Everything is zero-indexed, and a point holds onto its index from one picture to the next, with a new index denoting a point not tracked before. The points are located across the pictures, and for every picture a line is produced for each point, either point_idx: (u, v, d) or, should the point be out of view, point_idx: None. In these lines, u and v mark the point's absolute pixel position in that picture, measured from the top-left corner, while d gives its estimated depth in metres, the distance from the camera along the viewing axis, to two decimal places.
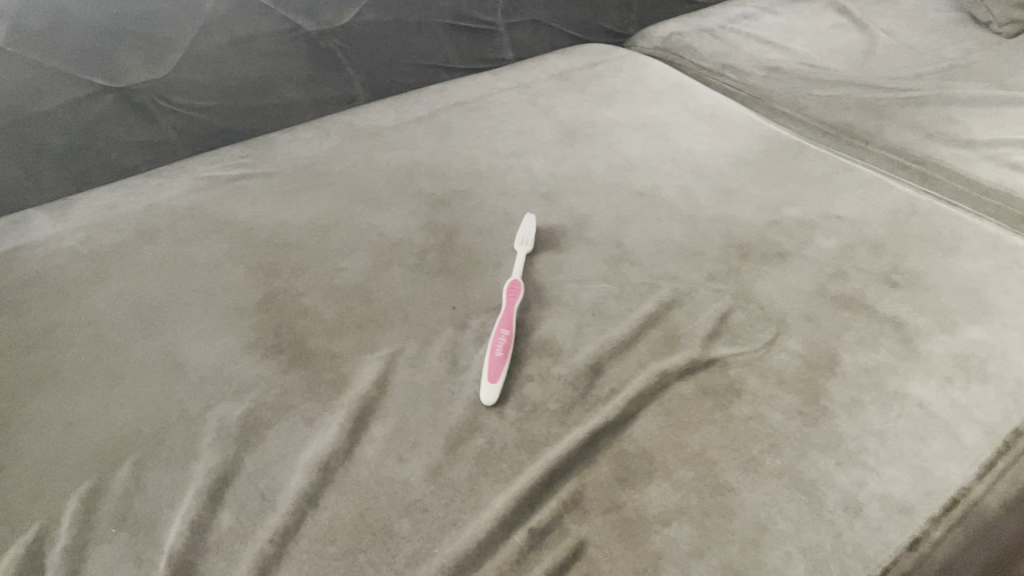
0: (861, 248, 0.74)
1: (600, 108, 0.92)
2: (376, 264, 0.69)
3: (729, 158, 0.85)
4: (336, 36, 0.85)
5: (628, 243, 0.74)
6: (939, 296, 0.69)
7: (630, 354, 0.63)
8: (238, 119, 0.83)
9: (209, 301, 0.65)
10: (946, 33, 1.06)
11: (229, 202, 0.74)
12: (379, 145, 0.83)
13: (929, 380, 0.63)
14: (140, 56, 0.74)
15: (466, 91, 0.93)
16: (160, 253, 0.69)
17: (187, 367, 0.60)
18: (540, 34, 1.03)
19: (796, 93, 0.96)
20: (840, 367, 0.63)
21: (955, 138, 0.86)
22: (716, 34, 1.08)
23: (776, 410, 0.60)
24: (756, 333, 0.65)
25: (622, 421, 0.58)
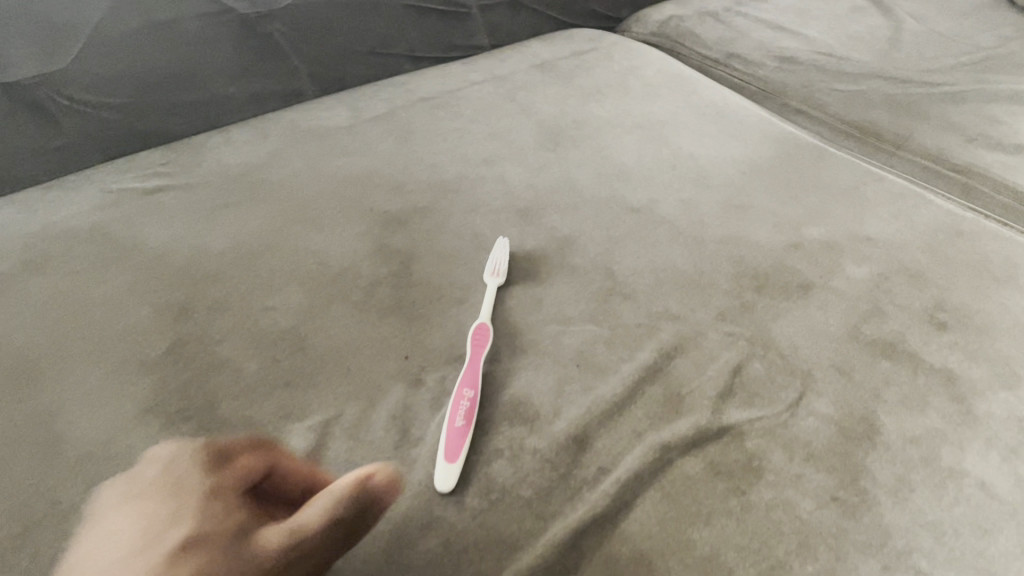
0: (899, 279, 0.62)
1: (588, 105, 0.79)
2: (313, 301, 0.57)
3: (739, 165, 0.73)
4: (275, 20, 0.71)
5: (620, 272, 0.62)
6: (996, 340, 0.57)
7: (623, 420, 0.51)
8: (160, 121, 0.69)
9: (103, 350, 0.52)
10: (979, 18, 0.94)
11: (140, 223, 0.61)
12: (327, 150, 0.70)
13: (989, 453, 0.51)
14: (33, 45, 0.61)
15: (433, 83, 0.80)
16: (48, 287, 0.56)
17: (66, 442, 0.47)
18: (519, 17, 0.90)
19: (813, 87, 0.83)
20: (881, 436, 0.51)
21: (999, 142, 0.74)
22: (720, 18, 0.95)
23: (805, 495, 0.48)
24: (777, 391, 0.53)
25: (614, 513, 0.46)
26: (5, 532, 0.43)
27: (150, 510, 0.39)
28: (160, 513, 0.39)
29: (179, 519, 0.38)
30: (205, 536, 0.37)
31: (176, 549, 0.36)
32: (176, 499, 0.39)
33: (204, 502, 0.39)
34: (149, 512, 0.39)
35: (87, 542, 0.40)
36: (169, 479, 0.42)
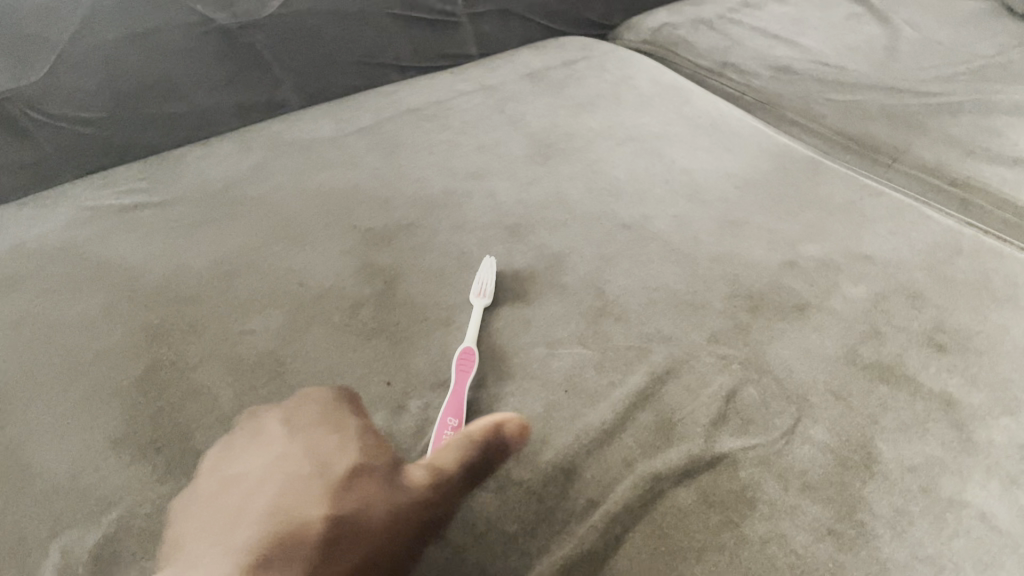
0: (897, 299, 0.60)
1: (579, 116, 0.78)
2: (293, 323, 0.55)
3: (733, 179, 0.71)
4: (258, 30, 0.69)
5: (611, 291, 0.60)
6: (997, 364, 0.56)
7: (613, 448, 0.49)
8: (137, 132, 0.68)
9: (73, 377, 0.50)
10: (978, 26, 0.93)
11: (116, 241, 0.60)
12: (310, 165, 0.68)
13: (990, 482, 0.49)
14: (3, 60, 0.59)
15: (421, 94, 0.79)
16: (18, 308, 0.54)
17: (33, 472, 0.46)
18: (510, 26, 0.89)
19: (809, 97, 0.82)
20: (879, 465, 0.50)
21: (999, 156, 0.73)
22: (715, 25, 0.93)
23: (800, 529, 0.46)
24: (772, 417, 0.52)
25: (603, 547, 0.45)
26: None
27: (336, 450, 0.44)
28: (345, 456, 0.44)
29: (349, 465, 0.43)
30: (377, 481, 0.43)
31: (350, 498, 0.41)
32: (350, 441, 0.45)
33: (365, 452, 0.44)
34: (341, 447, 0.44)
35: (235, 471, 0.44)
36: (312, 420, 0.46)
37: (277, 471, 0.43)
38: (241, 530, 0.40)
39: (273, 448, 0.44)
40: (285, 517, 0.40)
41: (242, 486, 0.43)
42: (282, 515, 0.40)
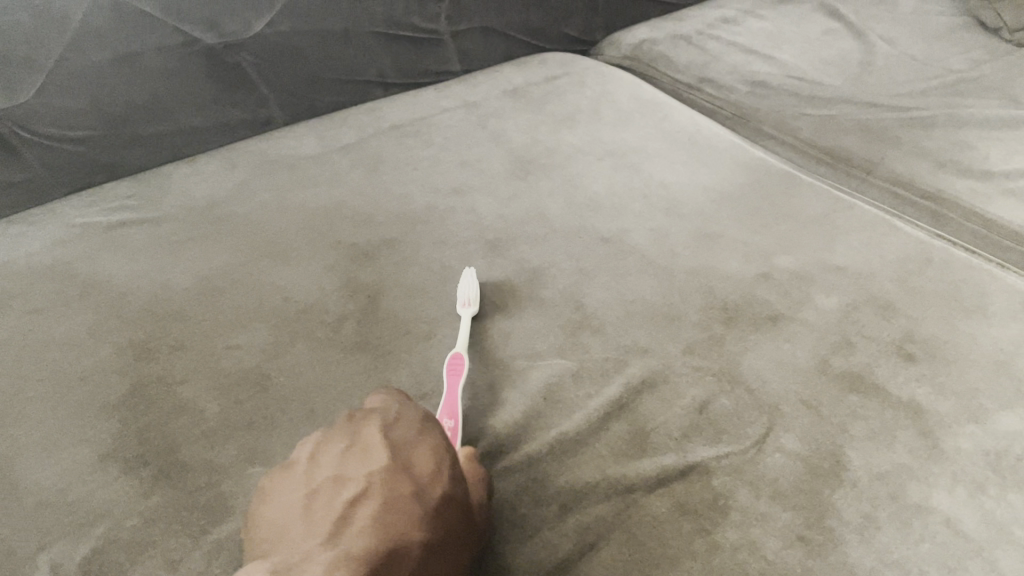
0: (867, 310, 0.62)
1: (559, 132, 0.79)
2: (278, 337, 0.56)
3: (710, 193, 0.73)
4: (243, 49, 0.71)
5: (589, 304, 0.62)
6: (964, 372, 0.57)
7: (589, 458, 0.51)
8: (124, 150, 0.69)
9: (61, 394, 0.52)
10: (951, 40, 0.94)
11: (103, 258, 0.61)
12: (295, 182, 0.70)
13: (956, 489, 0.51)
14: None
15: (404, 110, 0.80)
16: (6, 326, 0.55)
17: (22, 487, 0.47)
18: (492, 42, 0.90)
19: (785, 111, 0.83)
20: (848, 473, 0.51)
21: (969, 169, 0.75)
22: (693, 40, 0.95)
23: (772, 535, 0.47)
24: (744, 427, 0.53)
25: (578, 556, 0.46)
26: None
27: (433, 468, 0.40)
28: (442, 478, 0.40)
29: (445, 489, 0.40)
30: (459, 515, 0.40)
31: (445, 527, 0.38)
32: (444, 461, 0.41)
33: (454, 477, 0.41)
34: (437, 465, 0.41)
35: (327, 468, 0.40)
36: (408, 429, 0.42)
37: (380, 475, 0.39)
38: (348, 536, 0.36)
39: (371, 451, 0.40)
40: (388, 533, 0.36)
41: (344, 487, 0.38)
42: (389, 533, 0.36)
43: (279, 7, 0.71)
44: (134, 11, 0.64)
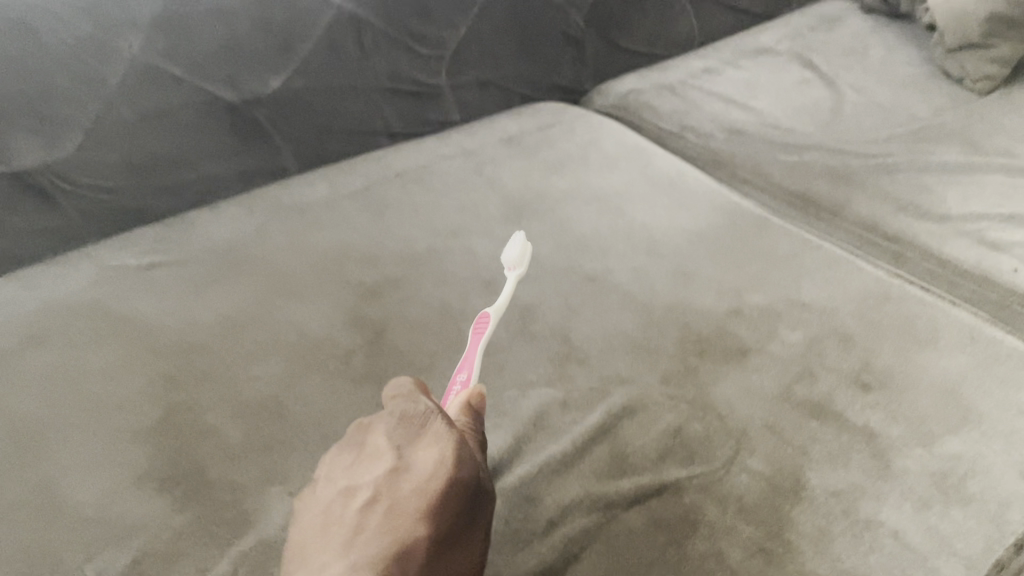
0: (829, 343, 0.68)
1: (550, 177, 0.86)
2: (293, 369, 0.62)
3: (688, 235, 0.79)
4: (259, 105, 0.78)
5: (575, 338, 0.68)
6: (915, 400, 0.63)
7: (573, 477, 0.57)
8: (151, 198, 0.76)
9: (99, 422, 0.57)
10: (917, 88, 1.01)
11: (134, 298, 0.67)
12: (308, 225, 0.76)
13: (904, 505, 0.56)
14: (36, 140, 0.67)
15: (407, 158, 0.87)
16: (48, 361, 0.61)
17: (67, 505, 0.52)
18: (489, 94, 0.97)
19: (760, 157, 0.90)
20: (806, 490, 0.57)
21: (928, 211, 0.81)
22: (676, 90, 1.03)
23: (736, 546, 0.53)
24: (714, 449, 0.59)
25: (562, 564, 0.52)
26: None
27: (435, 460, 0.47)
28: (445, 466, 0.46)
29: (447, 476, 0.46)
30: (466, 494, 0.46)
31: (447, 512, 0.45)
32: (447, 446, 0.47)
33: (458, 458, 0.47)
34: (439, 455, 0.47)
35: (344, 480, 0.48)
36: (412, 430, 0.49)
37: (383, 483, 0.46)
38: (361, 540, 0.43)
39: (380, 461, 0.48)
40: (394, 533, 0.44)
41: (355, 496, 0.46)
42: (392, 535, 0.44)
43: (294, 65, 0.78)
44: (163, 74, 0.71)
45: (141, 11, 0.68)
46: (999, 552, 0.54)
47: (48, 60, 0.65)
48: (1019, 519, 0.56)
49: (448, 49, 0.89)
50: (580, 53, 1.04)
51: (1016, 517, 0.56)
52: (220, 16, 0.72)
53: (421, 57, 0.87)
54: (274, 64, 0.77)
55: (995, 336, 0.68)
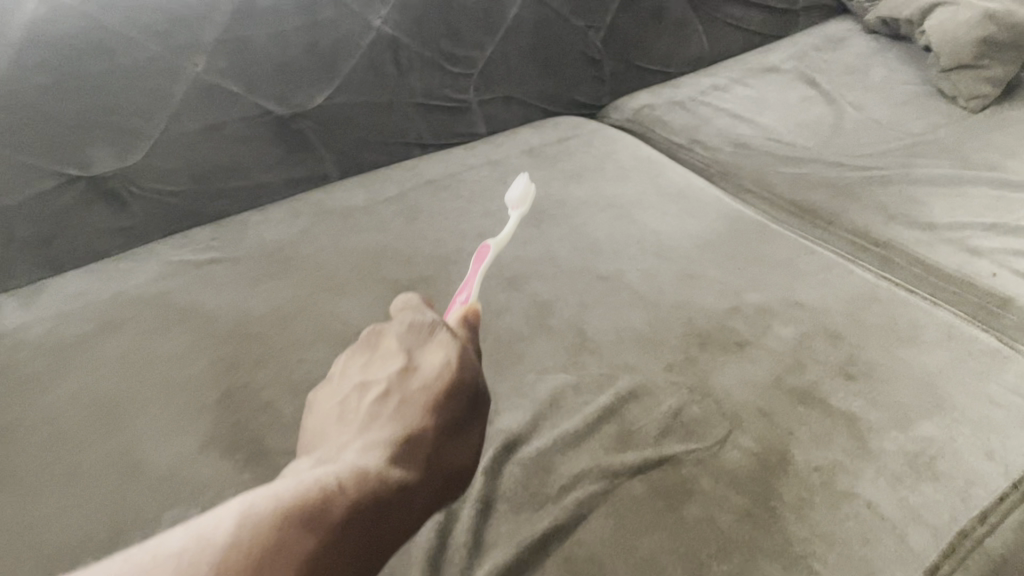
0: (819, 338, 0.74)
1: (568, 186, 0.94)
2: (337, 353, 0.70)
3: (693, 240, 0.87)
4: (305, 117, 0.86)
5: (589, 331, 0.75)
6: (894, 389, 0.69)
7: (584, 450, 0.64)
8: (209, 202, 0.84)
9: (170, 397, 0.66)
10: (914, 106, 1.08)
11: (196, 289, 0.76)
12: (348, 228, 0.84)
13: (879, 479, 0.63)
14: (111, 148, 0.76)
15: (438, 167, 0.95)
16: (123, 344, 0.70)
17: (143, 465, 0.60)
18: (513, 109, 1.05)
19: (762, 170, 0.98)
20: (792, 465, 0.63)
21: (916, 221, 0.88)
22: (687, 106, 1.11)
23: (726, 511, 0.60)
24: (710, 429, 0.66)
25: (574, 523, 0.59)
26: (100, 531, 0.56)
27: (441, 362, 0.56)
28: (449, 366, 0.56)
29: (452, 375, 0.55)
30: (466, 391, 0.55)
31: (451, 405, 0.54)
32: (452, 350, 0.56)
33: (461, 362, 0.56)
34: (445, 357, 0.56)
35: (361, 374, 0.58)
36: (421, 335, 0.58)
37: (396, 377, 0.56)
38: (379, 421, 0.53)
39: (392, 359, 0.57)
40: (406, 418, 0.53)
41: (373, 385, 0.56)
42: (404, 424, 0.52)
43: (337, 83, 0.87)
44: (224, 91, 0.80)
45: (206, 34, 0.77)
46: (963, 523, 0.60)
47: (124, 77, 0.74)
48: (982, 494, 0.62)
49: (476, 68, 0.98)
50: (598, 72, 1.12)
51: (980, 493, 0.62)
52: (274, 41, 0.81)
53: (452, 75, 0.96)
54: (319, 79, 0.86)
55: (970, 334, 0.75)
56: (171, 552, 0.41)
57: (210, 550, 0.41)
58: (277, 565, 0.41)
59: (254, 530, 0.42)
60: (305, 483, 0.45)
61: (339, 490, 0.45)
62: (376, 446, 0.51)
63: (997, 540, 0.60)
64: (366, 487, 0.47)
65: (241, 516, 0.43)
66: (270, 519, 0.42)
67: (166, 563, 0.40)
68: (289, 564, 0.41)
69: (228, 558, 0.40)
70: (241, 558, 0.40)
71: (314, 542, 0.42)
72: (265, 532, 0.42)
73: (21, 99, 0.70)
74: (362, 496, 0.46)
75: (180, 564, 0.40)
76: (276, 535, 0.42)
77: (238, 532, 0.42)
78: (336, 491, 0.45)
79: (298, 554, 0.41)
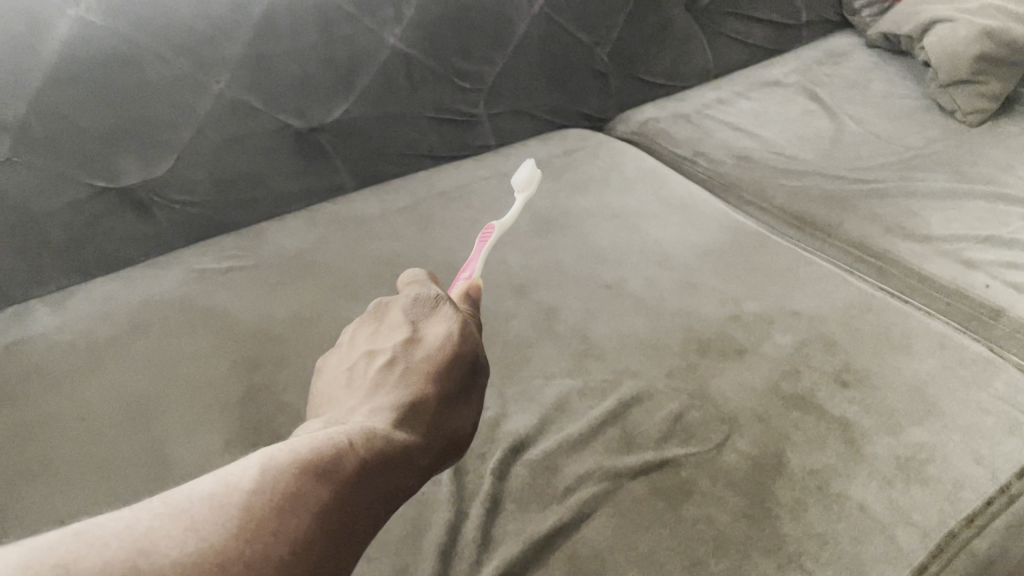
0: (816, 346, 0.77)
1: (575, 198, 0.97)
2: None
3: (695, 250, 0.90)
4: (322, 130, 0.91)
5: (593, 337, 0.78)
6: (887, 396, 0.72)
7: (587, 452, 0.67)
8: (229, 211, 0.89)
9: (195, 396, 0.69)
10: (913, 121, 1.11)
11: (218, 294, 0.80)
12: (362, 237, 0.88)
13: (870, 482, 0.65)
14: (138, 159, 0.80)
15: (449, 178, 0.99)
16: (150, 346, 0.74)
17: (170, 460, 0.64)
18: (521, 121, 1.09)
19: (763, 182, 1.01)
20: (787, 468, 0.66)
21: (912, 233, 0.90)
22: (691, 119, 1.15)
23: (723, 511, 0.63)
24: (709, 433, 0.69)
25: (577, 521, 0.62)
26: None
27: (443, 336, 0.60)
28: (451, 339, 0.60)
29: (452, 348, 0.59)
30: (464, 364, 0.59)
31: (451, 376, 0.58)
32: (453, 326, 0.61)
33: (462, 336, 0.60)
34: (446, 332, 0.60)
35: (368, 344, 0.62)
36: (425, 312, 0.63)
37: (402, 348, 0.59)
38: (384, 388, 0.56)
39: (398, 332, 0.61)
40: (409, 387, 0.56)
41: (378, 357, 0.59)
42: (409, 391, 0.56)
43: (353, 97, 0.91)
44: (245, 104, 0.84)
45: (228, 51, 0.80)
46: (951, 524, 0.63)
47: (151, 92, 0.78)
48: (970, 497, 0.65)
49: (486, 82, 1.02)
50: (604, 85, 1.15)
51: (968, 496, 0.65)
52: (293, 57, 0.85)
53: (463, 89, 1.00)
54: (336, 94, 0.89)
55: (963, 343, 0.77)
56: (198, 496, 0.40)
57: (236, 495, 0.40)
58: (299, 511, 0.41)
59: (277, 477, 0.42)
60: (319, 437, 0.46)
61: (351, 446, 0.47)
62: (382, 411, 0.53)
63: (984, 542, 0.62)
64: (376, 445, 0.48)
65: (263, 464, 0.43)
66: (291, 468, 0.43)
67: (192, 508, 0.39)
68: (311, 511, 0.41)
69: (254, 503, 0.40)
70: (266, 502, 0.40)
71: (332, 492, 0.43)
72: (287, 480, 0.42)
73: (56, 113, 0.74)
74: (372, 452, 0.47)
75: (207, 508, 0.39)
76: (297, 483, 0.42)
77: (261, 479, 0.42)
78: (349, 446, 0.46)
79: (318, 502, 0.42)
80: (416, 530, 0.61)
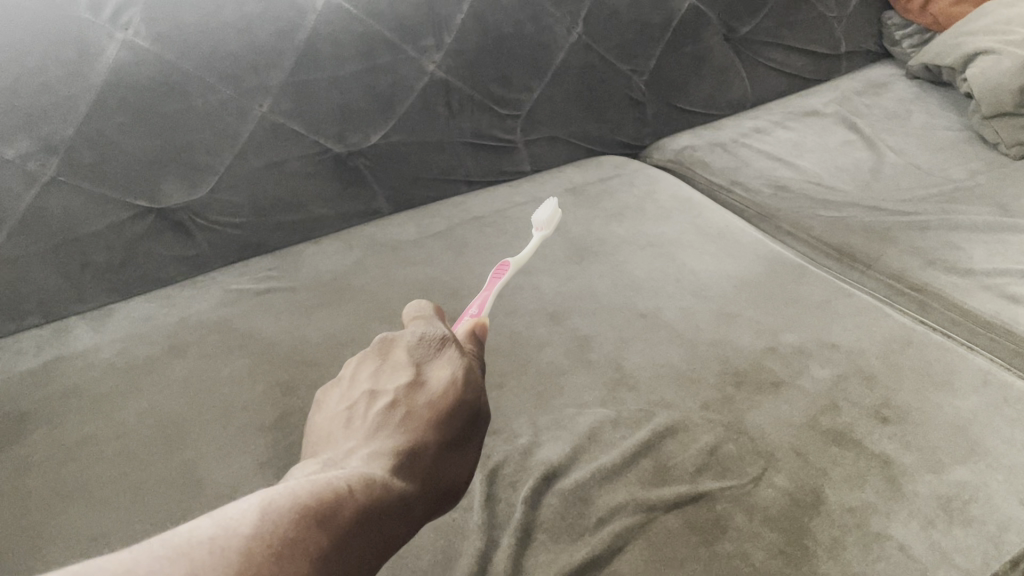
0: (854, 380, 0.76)
1: (611, 225, 0.97)
2: None
3: (732, 279, 0.89)
4: (360, 155, 0.92)
5: (628, 366, 0.78)
6: (928, 434, 0.70)
7: (621, 484, 0.66)
8: (268, 234, 0.91)
9: (229, 418, 0.69)
10: (954, 153, 1.10)
11: (255, 316, 0.81)
12: (398, 261, 0.88)
13: (911, 522, 0.63)
14: (180, 182, 0.82)
15: (485, 205, 0.99)
16: (185, 368, 0.75)
17: (202, 483, 0.64)
18: (557, 148, 1.09)
19: (801, 212, 1.00)
20: (824, 505, 0.65)
21: (954, 266, 0.89)
22: (728, 148, 1.14)
23: (759, 548, 0.61)
24: (745, 467, 0.67)
25: (610, 553, 0.61)
26: None
27: (447, 380, 0.60)
28: (456, 384, 0.60)
29: (457, 393, 0.59)
30: (467, 410, 0.59)
31: (452, 422, 0.58)
32: (457, 370, 0.60)
33: (467, 381, 0.60)
34: (450, 376, 0.60)
35: (371, 383, 0.62)
36: (430, 352, 0.63)
37: (405, 390, 0.59)
38: (384, 432, 0.56)
39: (402, 373, 0.61)
40: (409, 432, 0.56)
41: (380, 398, 0.59)
42: (410, 436, 0.55)
43: (392, 123, 0.92)
44: (286, 130, 0.85)
45: (271, 78, 0.82)
46: (994, 568, 0.61)
47: (196, 117, 0.79)
48: (1015, 540, 0.62)
49: (523, 110, 1.03)
50: (641, 113, 1.16)
51: (1013, 539, 0.62)
52: (335, 83, 0.86)
53: (500, 116, 1.01)
54: (375, 120, 0.91)
55: (1007, 380, 0.76)
56: (197, 540, 0.40)
57: (235, 540, 0.40)
58: (298, 558, 0.40)
59: (276, 522, 0.41)
60: (317, 482, 0.46)
61: (349, 493, 0.46)
62: (381, 455, 0.53)
63: None
64: (375, 492, 0.48)
65: (262, 508, 0.42)
66: (289, 513, 0.42)
67: (193, 551, 0.39)
68: (309, 558, 0.41)
69: (253, 548, 0.40)
70: (266, 547, 0.40)
71: (329, 538, 0.43)
72: (286, 525, 0.41)
73: (101, 136, 0.75)
74: (370, 500, 0.47)
75: (208, 552, 0.39)
76: (296, 529, 0.41)
77: (260, 524, 0.41)
78: (348, 492, 0.46)
79: (316, 549, 0.41)
80: (448, 559, 0.61)
